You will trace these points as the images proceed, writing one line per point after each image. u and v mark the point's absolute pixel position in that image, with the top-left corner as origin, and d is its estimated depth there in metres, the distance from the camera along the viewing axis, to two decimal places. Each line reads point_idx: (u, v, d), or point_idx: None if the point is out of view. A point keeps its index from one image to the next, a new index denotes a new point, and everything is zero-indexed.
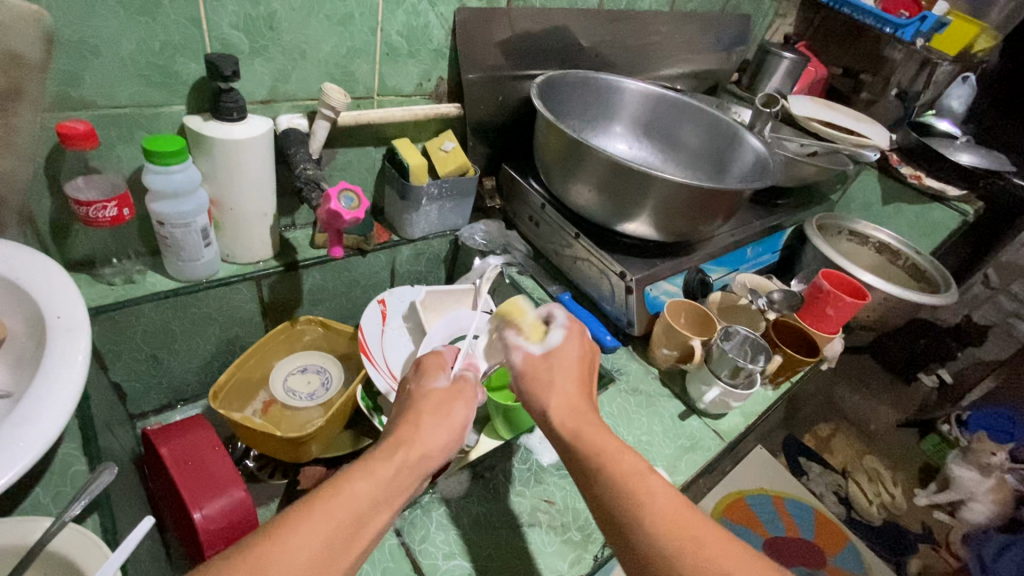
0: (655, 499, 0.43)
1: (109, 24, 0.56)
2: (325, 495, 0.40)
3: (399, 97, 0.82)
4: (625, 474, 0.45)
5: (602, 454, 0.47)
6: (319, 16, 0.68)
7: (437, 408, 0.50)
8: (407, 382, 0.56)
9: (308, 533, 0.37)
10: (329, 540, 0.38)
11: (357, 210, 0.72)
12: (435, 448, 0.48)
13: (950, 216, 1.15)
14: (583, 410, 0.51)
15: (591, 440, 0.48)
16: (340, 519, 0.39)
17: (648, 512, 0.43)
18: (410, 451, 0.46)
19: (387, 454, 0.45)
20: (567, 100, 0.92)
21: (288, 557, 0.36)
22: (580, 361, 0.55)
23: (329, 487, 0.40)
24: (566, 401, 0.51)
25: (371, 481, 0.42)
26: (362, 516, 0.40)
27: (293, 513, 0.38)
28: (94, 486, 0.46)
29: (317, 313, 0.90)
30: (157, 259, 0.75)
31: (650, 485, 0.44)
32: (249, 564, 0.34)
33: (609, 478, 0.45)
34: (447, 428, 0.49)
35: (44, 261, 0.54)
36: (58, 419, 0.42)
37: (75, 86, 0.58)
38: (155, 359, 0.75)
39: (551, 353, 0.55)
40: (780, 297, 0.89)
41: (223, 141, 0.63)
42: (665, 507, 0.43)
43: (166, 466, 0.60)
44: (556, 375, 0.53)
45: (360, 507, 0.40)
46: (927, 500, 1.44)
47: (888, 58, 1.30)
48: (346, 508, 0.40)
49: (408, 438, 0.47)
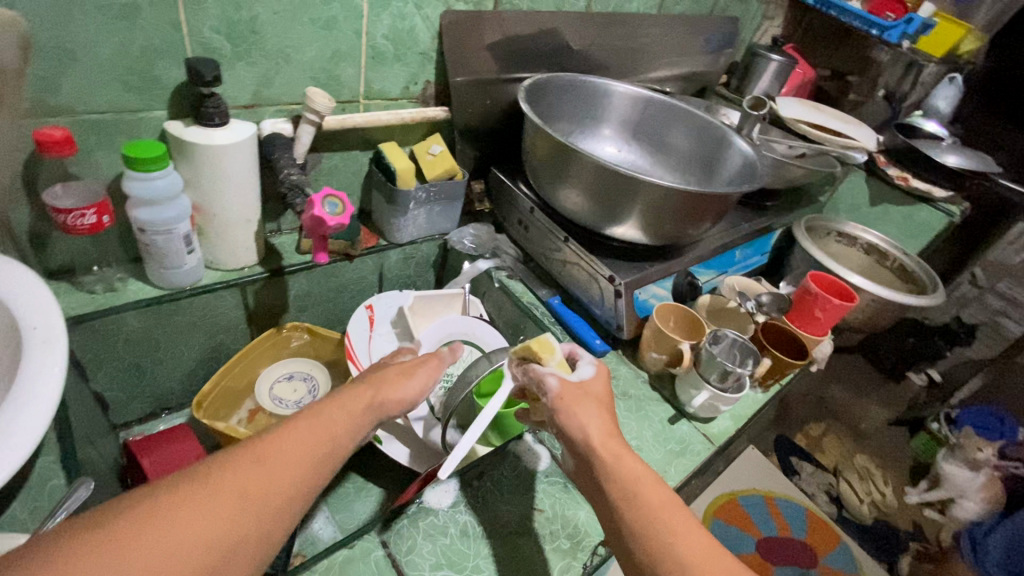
0: (682, 530, 0.45)
1: (87, 29, 0.55)
2: (308, 414, 0.42)
3: (386, 100, 0.81)
4: (660, 505, 0.46)
5: (637, 481, 0.47)
6: (303, 19, 0.67)
7: (405, 368, 0.50)
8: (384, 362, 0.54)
9: (292, 441, 0.40)
10: (313, 448, 0.40)
11: (340, 216, 0.72)
12: (406, 394, 0.47)
13: (937, 217, 1.15)
14: (616, 436, 0.51)
15: (628, 465, 0.48)
16: (320, 432, 0.41)
17: (681, 540, 0.44)
18: (380, 390, 0.46)
19: (361, 388, 0.46)
20: (556, 103, 0.91)
21: (272, 458, 0.38)
22: (609, 394, 0.55)
23: (312, 411, 0.43)
24: (602, 426, 0.51)
25: (347, 407, 0.44)
26: (341, 432, 0.42)
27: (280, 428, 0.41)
28: (70, 501, 0.44)
29: (304, 319, 0.89)
30: (140, 267, 0.74)
31: (682, 515, 0.46)
32: (239, 460, 0.38)
33: (644, 507, 0.45)
34: (420, 380, 0.49)
35: (19, 270, 0.53)
36: (32, 434, 0.41)
37: (52, 92, 0.57)
38: (139, 368, 0.74)
39: (584, 383, 0.54)
40: (768, 301, 0.89)
41: (206, 147, 0.62)
42: (696, 538, 0.44)
43: (148, 478, 0.59)
44: (591, 402, 0.52)
45: (336, 429, 0.42)
46: (919, 498, 1.46)
47: (875, 59, 1.32)
48: (323, 428, 0.42)
49: (377, 381, 0.47)
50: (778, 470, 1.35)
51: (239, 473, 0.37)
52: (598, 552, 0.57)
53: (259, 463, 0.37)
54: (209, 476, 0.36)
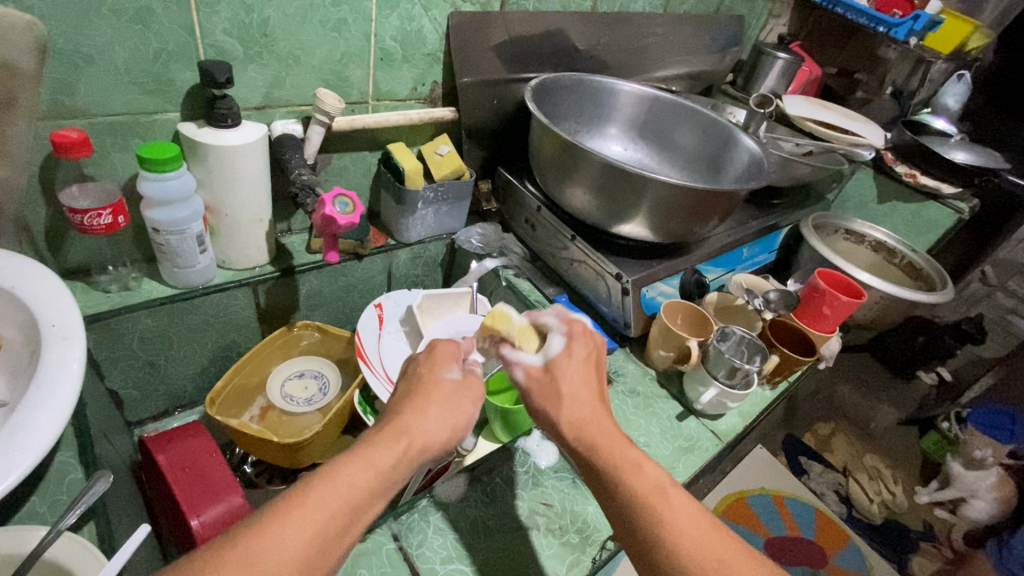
0: (673, 512, 0.44)
1: (103, 32, 0.56)
2: (318, 487, 0.38)
3: (394, 101, 0.82)
4: (643, 489, 0.45)
5: (618, 469, 0.46)
6: (312, 22, 0.68)
7: (445, 400, 0.48)
8: (416, 362, 0.52)
9: (299, 528, 0.36)
10: (328, 526, 0.37)
11: (351, 215, 0.73)
12: (437, 436, 0.46)
13: (946, 214, 1.15)
14: (596, 417, 0.50)
15: (607, 453, 0.47)
16: (333, 510, 0.38)
17: (668, 530, 0.43)
18: (410, 442, 0.44)
19: (389, 441, 0.43)
20: (562, 103, 0.92)
21: (277, 556, 0.34)
22: (584, 369, 0.54)
23: (323, 477, 0.39)
24: (578, 410, 0.51)
25: (368, 471, 0.40)
26: (356, 508, 0.39)
27: (285, 508, 0.36)
28: (89, 495, 0.45)
29: (314, 318, 0.90)
30: (153, 267, 0.75)
31: (670, 502, 0.44)
32: (237, 556, 0.33)
33: (627, 493, 0.45)
34: (454, 422, 0.48)
35: (38, 268, 0.54)
36: (53, 428, 0.42)
37: (69, 94, 0.58)
38: (152, 366, 0.75)
39: (551, 363, 0.54)
40: (776, 297, 0.87)
41: (219, 147, 0.63)
42: (686, 526, 0.43)
43: (163, 474, 0.60)
44: (562, 386, 0.52)
45: (358, 498, 0.39)
46: (929, 497, 1.45)
47: (883, 58, 1.32)
48: (344, 497, 0.38)
49: (411, 427, 0.45)
50: (787, 470, 1.34)
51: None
52: (607, 546, 0.58)
53: (258, 564, 0.34)
54: None
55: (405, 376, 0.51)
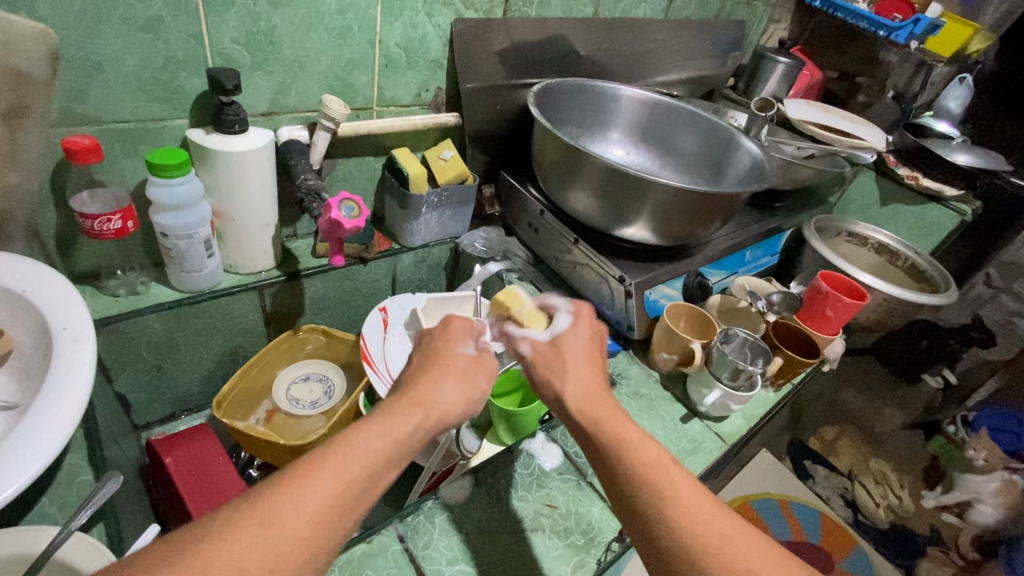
0: (676, 487, 0.44)
1: (113, 40, 0.57)
2: (336, 451, 0.38)
3: (399, 107, 0.83)
4: (646, 464, 0.45)
5: (621, 445, 0.47)
6: (318, 29, 0.69)
7: (462, 373, 0.49)
8: (432, 337, 0.54)
9: (316, 490, 0.36)
10: (346, 490, 0.37)
11: (356, 219, 0.74)
12: (453, 408, 0.47)
13: (948, 216, 1.15)
14: (601, 395, 0.51)
15: (610, 428, 0.48)
16: (351, 474, 0.38)
17: (666, 500, 0.43)
18: (427, 412, 0.45)
19: (406, 410, 0.44)
20: (565, 108, 0.93)
21: (294, 517, 0.34)
22: (587, 345, 0.56)
23: (341, 444, 0.39)
24: (580, 384, 0.52)
25: (385, 436, 0.41)
26: (374, 473, 0.39)
27: (303, 472, 0.37)
28: (99, 496, 0.46)
29: (319, 321, 0.91)
30: (161, 271, 0.76)
31: (669, 476, 0.44)
32: (255, 516, 0.34)
33: (628, 465, 0.45)
34: (470, 395, 0.49)
35: (49, 274, 0.54)
36: (64, 428, 0.43)
37: (79, 102, 0.59)
38: (159, 370, 0.76)
39: (557, 338, 0.56)
40: (779, 299, 0.89)
41: (227, 153, 0.64)
42: (685, 496, 0.43)
43: (170, 476, 0.61)
44: (566, 360, 0.54)
45: (374, 464, 0.39)
46: (936, 502, 1.43)
47: (884, 61, 1.32)
48: (361, 463, 0.39)
49: (427, 398, 0.46)
50: (792, 473, 1.34)
51: (256, 539, 0.33)
52: (612, 548, 0.58)
53: (276, 524, 0.34)
54: (219, 543, 0.32)
55: (420, 351, 0.53)
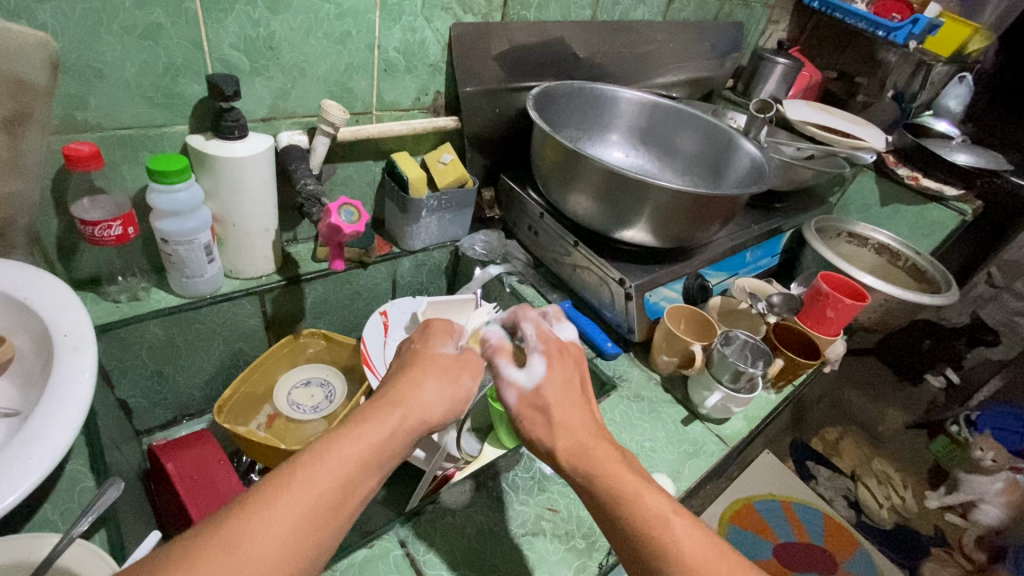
0: (682, 537, 0.44)
1: (113, 47, 0.57)
2: (307, 462, 0.38)
3: (398, 111, 0.84)
4: (646, 518, 0.45)
5: (618, 500, 0.46)
6: (317, 34, 0.69)
7: (443, 373, 0.50)
8: (412, 341, 0.54)
9: (287, 508, 0.36)
10: (317, 504, 0.37)
11: (356, 224, 0.74)
12: (434, 407, 0.47)
13: (949, 216, 1.14)
14: (593, 447, 0.49)
15: (607, 484, 0.47)
16: (324, 487, 0.38)
17: (675, 561, 0.43)
18: (406, 414, 0.45)
19: (384, 414, 0.44)
20: (564, 111, 0.93)
21: (264, 537, 0.34)
22: (564, 389, 0.53)
23: (313, 454, 0.39)
24: (571, 436, 0.50)
25: (361, 442, 0.41)
26: (350, 482, 0.39)
27: (272, 490, 0.36)
28: (101, 502, 0.46)
29: (319, 326, 0.91)
30: (161, 277, 0.76)
31: (674, 531, 0.44)
32: (221, 540, 0.33)
33: (629, 522, 0.45)
34: (452, 394, 0.49)
35: (51, 280, 0.55)
36: (66, 434, 0.43)
37: (80, 109, 0.59)
38: (161, 375, 0.76)
39: (538, 389, 0.52)
40: (779, 301, 0.90)
41: (226, 159, 0.64)
42: (690, 548, 0.43)
43: (172, 481, 0.61)
44: (553, 413, 0.51)
45: (350, 472, 0.39)
46: (939, 502, 1.43)
47: (884, 60, 1.33)
48: (334, 473, 0.38)
49: (406, 399, 0.46)
50: (795, 475, 1.33)
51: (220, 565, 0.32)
52: (614, 551, 0.58)
53: (242, 548, 0.33)
54: (182, 569, 0.32)
55: (401, 354, 0.53)
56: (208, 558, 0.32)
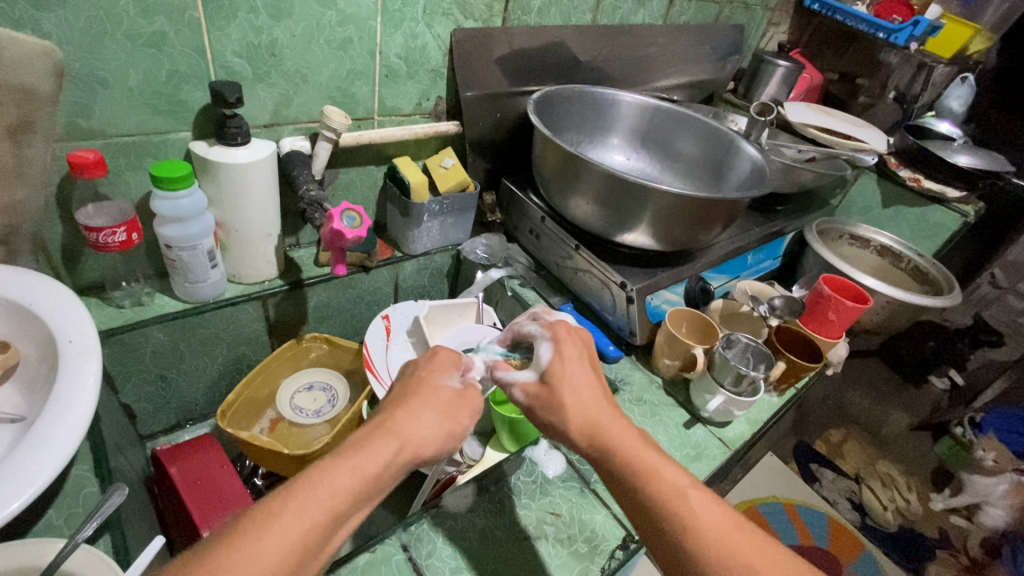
0: (698, 508, 0.44)
1: (117, 56, 0.58)
2: (298, 494, 0.38)
3: (399, 117, 0.84)
4: (662, 489, 0.46)
5: (635, 472, 0.47)
6: (319, 41, 0.69)
7: (444, 407, 0.50)
8: (416, 367, 0.54)
9: (274, 539, 0.36)
10: (304, 536, 0.37)
11: (358, 229, 0.74)
12: (429, 442, 0.47)
13: (951, 218, 1.14)
14: (609, 423, 0.51)
15: (624, 457, 0.48)
16: (315, 518, 0.38)
17: (691, 529, 0.43)
18: (402, 447, 0.45)
19: (380, 445, 0.44)
20: (565, 115, 0.93)
21: (248, 569, 0.34)
22: (576, 368, 0.55)
23: (308, 483, 0.39)
24: (585, 413, 0.52)
25: (354, 475, 0.41)
26: (338, 515, 0.39)
27: (263, 519, 0.36)
28: (105, 507, 0.46)
29: (322, 330, 0.91)
30: (165, 282, 0.76)
31: (690, 503, 0.44)
32: (206, 568, 0.33)
33: (646, 493, 0.46)
34: (449, 430, 0.49)
35: (54, 286, 0.55)
36: (71, 440, 0.43)
37: (84, 117, 0.59)
38: (164, 380, 0.77)
39: (546, 372, 0.54)
40: (780, 304, 0.89)
41: (229, 165, 0.65)
42: (706, 519, 0.43)
43: (175, 486, 0.61)
44: (562, 392, 0.53)
45: (340, 506, 0.39)
46: (944, 504, 1.42)
47: (884, 62, 1.31)
48: (324, 506, 0.38)
49: (404, 432, 0.46)
50: (798, 477, 1.33)
51: None
52: (616, 555, 0.58)
53: None
54: None
55: (402, 379, 0.53)
56: None
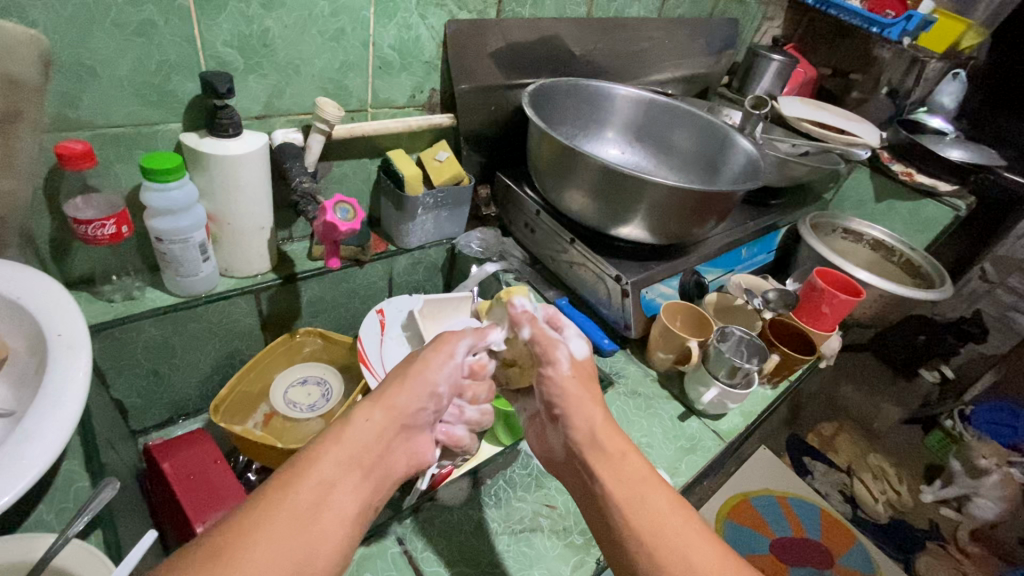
0: (654, 495, 0.49)
1: (106, 45, 0.57)
2: (284, 475, 0.43)
3: (392, 109, 0.83)
4: (627, 475, 0.51)
5: (607, 458, 0.52)
6: (312, 31, 0.69)
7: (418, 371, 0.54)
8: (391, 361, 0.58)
9: (268, 510, 0.40)
10: (295, 505, 0.41)
11: (352, 222, 0.74)
12: (408, 403, 0.51)
13: (943, 212, 1.15)
14: (608, 427, 0.54)
15: (604, 444, 0.53)
16: (302, 489, 0.42)
17: (663, 546, 0.46)
18: (378, 415, 0.50)
19: (355, 422, 0.49)
20: (559, 108, 0.93)
21: (249, 535, 0.38)
22: (581, 384, 0.57)
23: (290, 465, 0.44)
24: (591, 422, 0.54)
25: (332, 449, 0.46)
26: (325, 483, 0.44)
27: (250, 505, 0.40)
28: (96, 502, 0.46)
29: (316, 324, 0.91)
30: (157, 276, 0.76)
31: (649, 492, 0.49)
32: (209, 549, 0.37)
33: (613, 475, 0.51)
34: (427, 388, 0.53)
35: (41, 278, 0.54)
36: (62, 432, 0.43)
37: (73, 107, 0.59)
38: (156, 375, 0.76)
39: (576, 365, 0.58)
40: (774, 296, 0.87)
41: (221, 157, 0.64)
42: (658, 503, 0.49)
43: (168, 481, 0.61)
44: (579, 398, 0.55)
45: (322, 474, 0.44)
46: (934, 496, 1.44)
47: (878, 58, 1.32)
48: (307, 479, 0.43)
49: (378, 401, 0.51)
50: (790, 470, 1.33)
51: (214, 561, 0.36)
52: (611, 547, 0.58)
53: (233, 546, 0.37)
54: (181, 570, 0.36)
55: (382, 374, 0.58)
56: (200, 557, 0.36)
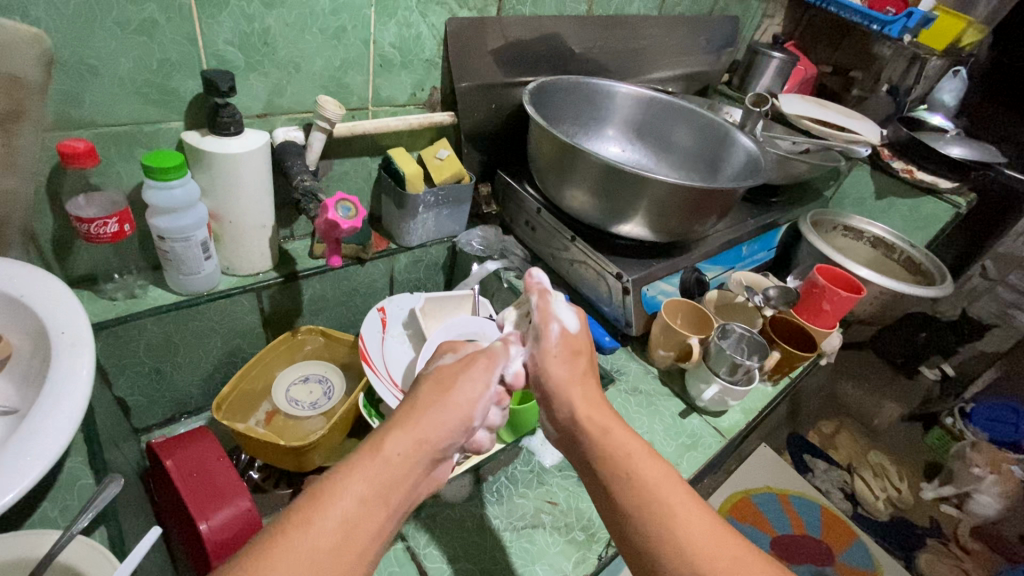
0: (640, 462, 0.47)
1: (107, 43, 0.57)
2: (307, 509, 0.40)
3: (393, 107, 0.83)
4: (610, 447, 0.49)
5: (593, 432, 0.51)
6: (313, 29, 0.69)
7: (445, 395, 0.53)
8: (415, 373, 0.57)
9: (292, 549, 0.38)
10: (320, 545, 0.39)
11: (353, 219, 0.74)
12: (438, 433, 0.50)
13: (943, 209, 1.15)
14: (597, 405, 0.54)
15: (589, 419, 0.52)
16: (328, 528, 0.40)
17: (652, 516, 0.44)
18: (407, 443, 0.48)
19: (383, 449, 0.46)
20: (559, 105, 0.93)
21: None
22: (566, 361, 0.58)
23: (312, 498, 0.41)
24: (583, 400, 0.54)
25: (360, 482, 0.43)
26: (352, 521, 0.41)
27: (270, 542, 0.38)
28: (101, 497, 0.45)
29: (317, 322, 0.91)
30: (159, 274, 0.76)
31: (632, 459, 0.48)
32: None
33: (597, 447, 0.50)
34: (455, 416, 0.51)
35: (44, 277, 0.54)
36: (67, 428, 0.43)
37: (74, 105, 0.59)
38: (158, 373, 0.76)
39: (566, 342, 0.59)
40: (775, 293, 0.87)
41: (222, 155, 0.64)
42: (643, 470, 0.47)
43: (172, 479, 0.61)
44: (563, 373, 0.57)
45: (349, 511, 0.41)
46: (934, 493, 1.44)
47: (878, 54, 1.33)
48: (334, 515, 0.40)
49: (408, 427, 0.49)
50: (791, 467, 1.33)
51: None
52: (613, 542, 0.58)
53: None
54: None
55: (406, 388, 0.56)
56: None
